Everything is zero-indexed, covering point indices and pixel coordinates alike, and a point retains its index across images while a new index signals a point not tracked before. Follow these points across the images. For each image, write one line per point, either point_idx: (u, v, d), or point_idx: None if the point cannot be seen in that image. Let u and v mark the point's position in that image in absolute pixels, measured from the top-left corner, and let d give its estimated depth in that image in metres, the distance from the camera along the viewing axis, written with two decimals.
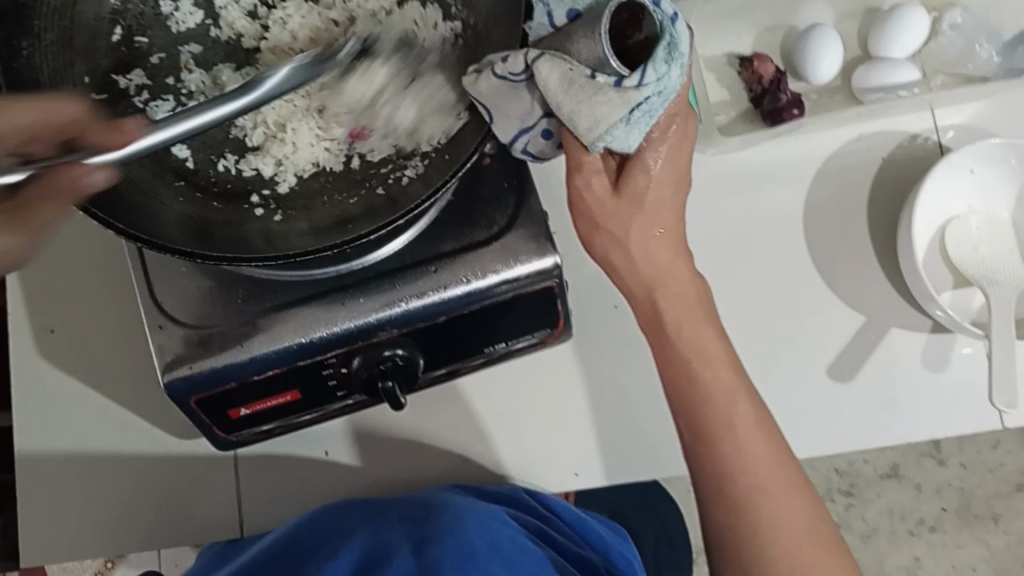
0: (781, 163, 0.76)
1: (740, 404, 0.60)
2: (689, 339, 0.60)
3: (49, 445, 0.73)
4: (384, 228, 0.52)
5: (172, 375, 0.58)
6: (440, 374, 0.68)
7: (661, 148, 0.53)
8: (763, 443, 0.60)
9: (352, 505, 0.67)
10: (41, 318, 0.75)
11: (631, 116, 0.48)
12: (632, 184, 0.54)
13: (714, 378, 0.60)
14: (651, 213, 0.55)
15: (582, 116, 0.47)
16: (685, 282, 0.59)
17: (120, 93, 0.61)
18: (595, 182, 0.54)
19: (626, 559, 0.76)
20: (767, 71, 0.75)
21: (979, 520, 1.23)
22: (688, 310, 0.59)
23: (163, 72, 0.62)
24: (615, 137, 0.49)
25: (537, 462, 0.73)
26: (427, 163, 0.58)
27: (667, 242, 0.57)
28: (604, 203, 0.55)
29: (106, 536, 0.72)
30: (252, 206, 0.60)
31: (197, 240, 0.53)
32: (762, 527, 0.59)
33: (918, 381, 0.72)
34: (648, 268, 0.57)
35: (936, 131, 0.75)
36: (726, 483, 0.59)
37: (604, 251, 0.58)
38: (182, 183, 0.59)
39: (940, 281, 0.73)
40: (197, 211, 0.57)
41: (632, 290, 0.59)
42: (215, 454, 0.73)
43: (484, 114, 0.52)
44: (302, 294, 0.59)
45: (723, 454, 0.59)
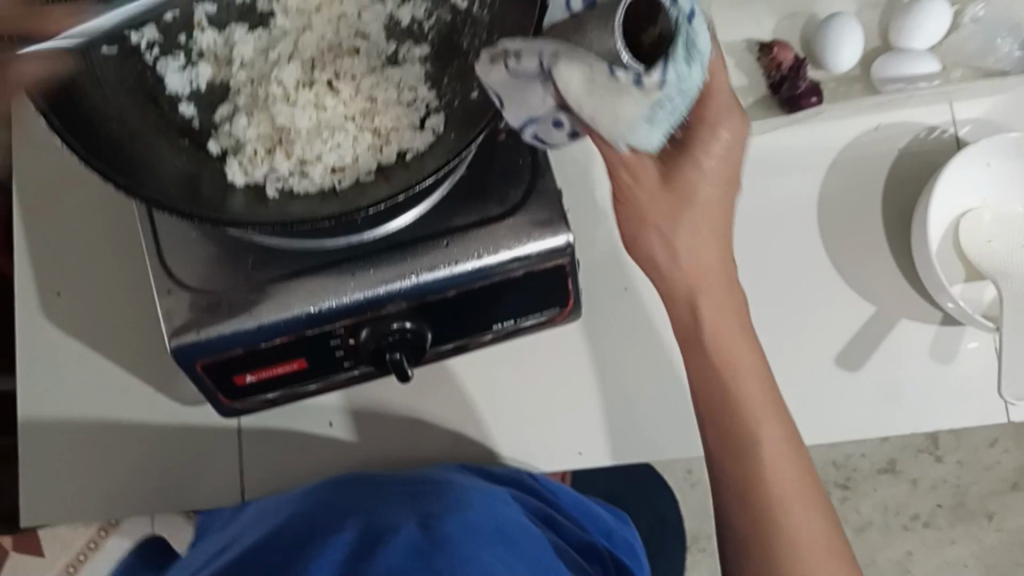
0: (794, 151, 0.75)
1: (770, 422, 0.60)
2: (725, 347, 0.59)
3: (52, 408, 0.73)
4: (382, 205, 0.52)
5: (180, 340, 0.58)
6: (447, 349, 0.68)
7: (712, 143, 0.51)
8: (789, 458, 0.60)
9: (356, 480, 0.67)
10: (48, 280, 0.75)
11: (653, 113, 0.46)
12: (683, 178, 0.52)
13: (750, 386, 0.59)
14: (702, 212, 0.54)
15: (603, 115, 0.46)
16: (725, 287, 0.58)
17: (129, 48, 0.60)
18: (645, 183, 0.52)
19: (627, 542, 0.79)
20: (786, 58, 0.74)
21: (972, 516, 1.23)
22: (727, 317, 0.58)
23: (175, 30, 0.61)
24: (637, 135, 0.48)
25: (540, 443, 0.73)
26: (433, 138, 0.58)
27: (712, 243, 0.56)
28: (653, 200, 0.53)
29: (107, 501, 0.73)
30: (231, 168, 0.57)
31: (191, 199, 0.54)
32: (785, 544, 0.59)
33: (926, 373, 0.72)
34: (691, 270, 0.56)
35: (952, 125, 0.75)
36: (750, 496, 0.60)
37: (646, 249, 0.56)
38: (185, 140, 0.59)
39: (952, 273, 0.73)
40: (198, 168, 0.57)
41: (671, 291, 0.58)
42: (218, 421, 0.73)
43: (494, 98, 0.51)
44: (316, 262, 0.59)
45: (752, 466, 0.59)
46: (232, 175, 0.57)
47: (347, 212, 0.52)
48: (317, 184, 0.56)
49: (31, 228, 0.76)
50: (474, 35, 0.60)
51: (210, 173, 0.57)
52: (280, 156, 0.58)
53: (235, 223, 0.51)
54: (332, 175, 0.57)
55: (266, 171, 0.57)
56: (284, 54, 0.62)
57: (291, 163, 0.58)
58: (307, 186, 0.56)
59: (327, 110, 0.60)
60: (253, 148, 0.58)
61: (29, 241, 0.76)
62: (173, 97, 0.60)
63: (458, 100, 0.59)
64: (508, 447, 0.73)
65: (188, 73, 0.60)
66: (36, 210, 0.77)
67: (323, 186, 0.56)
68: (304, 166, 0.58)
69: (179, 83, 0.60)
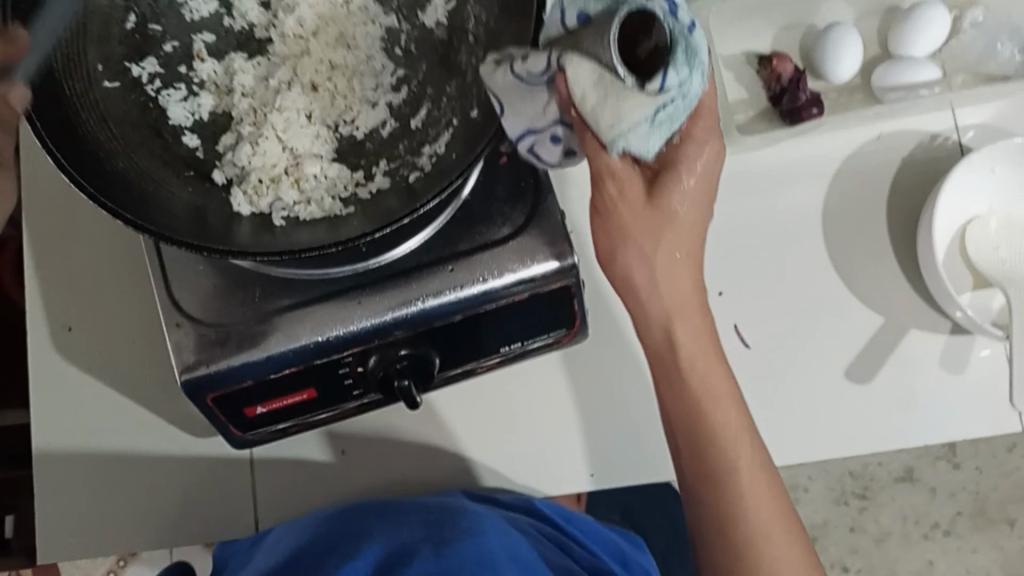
0: (799, 161, 0.75)
1: (743, 448, 0.61)
2: (704, 381, 0.59)
3: (65, 442, 0.73)
4: (388, 228, 0.52)
5: (189, 374, 0.58)
6: (455, 373, 0.67)
7: (699, 159, 0.51)
8: (779, 536, 0.61)
9: (359, 513, 0.66)
10: (58, 315, 0.75)
11: (656, 117, 0.46)
12: (667, 198, 0.52)
13: (738, 460, 0.60)
14: (681, 229, 0.54)
15: (604, 111, 0.45)
16: (701, 311, 0.58)
17: (132, 81, 0.60)
18: (628, 188, 0.51)
19: (641, 567, 0.77)
20: (786, 70, 0.75)
21: (993, 524, 1.22)
22: (704, 344, 0.58)
23: (176, 61, 0.62)
24: (635, 136, 0.47)
25: (551, 464, 0.73)
26: (434, 160, 0.57)
27: (689, 263, 0.56)
28: (635, 214, 0.53)
29: (121, 534, 0.72)
30: (235, 199, 0.57)
31: (201, 231, 0.53)
32: (760, 568, 0.60)
33: (937, 384, 0.71)
34: (671, 292, 0.56)
35: (956, 131, 0.75)
36: (724, 520, 0.61)
37: (625, 267, 0.55)
38: (191, 172, 0.58)
39: (960, 282, 0.72)
40: (205, 198, 0.57)
41: (649, 313, 0.57)
42: (230, 451, 0.73)
43: (496, 106, 0.51)
44: (320, 293, 0.59)
45: (718, 489, 0.61)
46: (237, 206, 0.57)
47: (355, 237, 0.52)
48: (322, 210, 0.57)
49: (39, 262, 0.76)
50: (472, 49, 0.60)
51: (216, 204, 0.57)
52: (284, 183, 0.58)
53: (245, 253, 0.51)
54: (338, 202, 0.57)
55: (272, 200, 0.57)
56: (284, 81, 0.62)
57: (293, 194, 0.58)
58: (314, 212, 0.57)
59: (327, 137, 0.61)
60: (258, 177, 0.58)
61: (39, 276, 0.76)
62: (177, 128, 0.60)
63: (458, 119, 0.58)
64: (519, 471, 0.73)
65: (189, 104, 0.61)
66: (43, 244, 0.77)
67: (329, 213, 0.56)
68: (308, 193, 0.58)
69: (181, 114, 0.61)
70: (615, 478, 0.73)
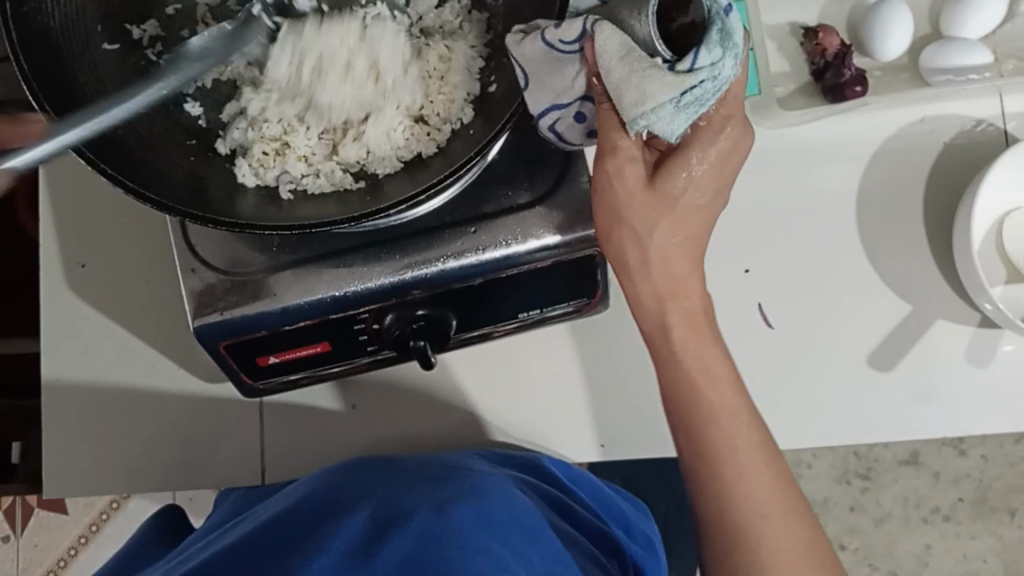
0: (837, 140, 0.73)
1: (742, 425, 0.58)
2: (699, 362, 0.57)
3: (76, 380, 0.73)
4: (406, 203, 0.51)
5: (202, 321, 0.57)
6: (472, 336, 0.67)
7: (710, 150, 0.49)
8: (781, 518, 0.57)
9: (366, 469, 0.64)
10: (73, 253, 0.75)
11: (682, 99, 0.43)
12: (670, 180, 0.49)
13: (735, 438, 0.57)
14: (680, 215, 0.51)
15: (628, 88, 0.43)
16: (695, 297, 0.55)
17: (132, 44, 0.58)
18: (628, 171, 0.49)
19: (645, 536, 0.77)
20: (832, 44, 0.72)
21: (994, 512, 1.21)
22: (695, 328, 0.56)
23: (178, 25, 0.60)
24: (658, 118, 0.44)
25: (562, 429, 0.72)
26: (450, 137, 0.56)
27: (687, 251, 0.53)
28: (636, 197, 0.50)
29: (128, 474, 0.73)
30: (241, 173, 0.56)
31: (198, 204, 0.52)
32: (761, 556, 0.57)
33: (960, 376, 0.70)
34: (664, 277, 0.53)
35: (1001, 118, 0.72)
36: (723, 505, 0.57)
37: (617, 245, 0.52)
38: (193, 142, 0.57)
39: (993, 274, 0.70)
40: (206, 167, 0.56)
41: (639, 296, 0.55)
42: (240, 400, 0.73)
43: (520, 78, 0.49)
44: (319, 257, 0.58)
45: (715, 469, 0.57)
46: (242, 177, 0.56)
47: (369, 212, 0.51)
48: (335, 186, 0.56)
49: (55, 198, 0.76)
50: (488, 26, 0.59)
51: (217, 176, 0.56)
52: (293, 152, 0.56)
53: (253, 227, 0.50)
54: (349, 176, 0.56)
55: (279, 172, 0.56)
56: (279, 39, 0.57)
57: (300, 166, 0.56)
58: (324, 186, 0.55)
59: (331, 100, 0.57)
60: (262, 150, 0.56)
61: (55, 212, 0.75)
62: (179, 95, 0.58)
63: (474, 92, 0.57)
64: (529, 435, 0.72)
65: None
66: (58, 179, 0.76)
67: (341, 185, 0.56)
68: (318, 165, 0.57)
69: None
70: (625, 449, 0.72)
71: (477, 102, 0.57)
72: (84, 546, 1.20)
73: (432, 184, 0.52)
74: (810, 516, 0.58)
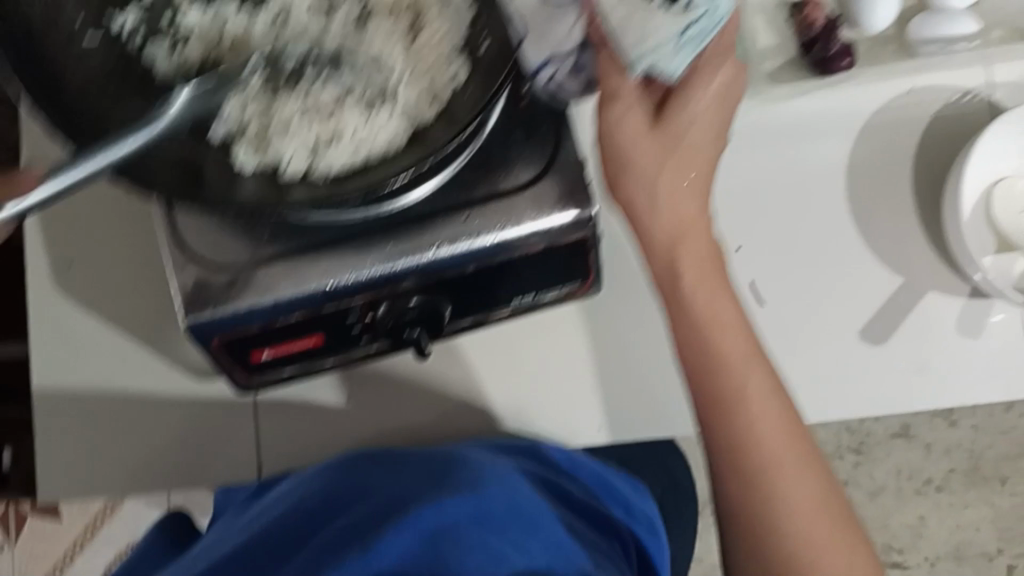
0: (825, 114, 0.73)
1: (755, 372, 0.57)
2: (710, 308, 0.57)
3: (65, 383, 0.72)
4: (412, 169, 0.51)
5: (194, 318, 0.56)
6: (466, 324, 0.66)
7: (711, 82, 0.51)
8: (795, 465, 0.57)
9: (372, 464, 0.64)
10: (57, 252, 0.74)
11: (682, 37, 0.47)
12: (673, 121, 0.52)
13: (749, 385, 0.57)
14: (686, 157, 0.53)
15: (630, 30, 0.47)
16: (704, 242, 0.56)
17: (113, 36, 0.58)
18: (632, 117, 0.52)
19: (647, 516, 0.78)
20: (819, 17, 0.70)
21: (987, 481, 1.22)
22: (709, 271, 0.56)
23: (159, 11, 0.59)
24: (659, 58, 0.48)
25: (558, 416, 0.72)
26: (449, 101, 0.55)
27: (695, 193, 0.55)
28: (643, 142, 0.52)
29: (124, 474, 0.72)
30: (241, 156, 0.55)
31: (195, 187, 0.51)
32: (776, 502, 0.57)
33: (952, 348, 0.70)
34: (673, 221, 0.55)
35: (986, 88, 0.72)
36: (740, 453, 0.57)
37: (627, 193, 0.55)
38: (186, 128, 0.56)
39: (984, 244, 0.70)
40: (200, 151, 0.55)
41: (650, 242, 0.56)
42: (233, 397, 0.72)
43: (521, 29, 0.52)
44: (322, 243, 0.57)
45: (726, 418, 0.57)
46: (243, 161, 0.55)
47: (379, 182, 0.51)
48: (351, 163, 0.54)
49: None
50: None
51: (214, 160, 0.54)
52: (298, 132, 0.55)
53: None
54: (357, 153, 0.54)
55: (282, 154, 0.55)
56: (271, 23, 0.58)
57: (309, 146, 0.55)
58: (334, 165, 0.54)
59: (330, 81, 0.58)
60: (258, 129, 0.55)
61: (36, 213, 0.74)
62: (165, 81, 0.58)
63: (472, 54, 0.56)
64: (526, 423, 0.72)
65: (176, 54, 0.58)
66: None
67: (357, 164, 0.54)
68: (323, 140, 0.55)
69: (168, 66, 0.58)
70: (625, 431, 0.71)
71: (473, 65, 0.56)
72: (78, 547, 1.20)
73: (435, 150, 0.52)
74: (819, 461, 0.59)
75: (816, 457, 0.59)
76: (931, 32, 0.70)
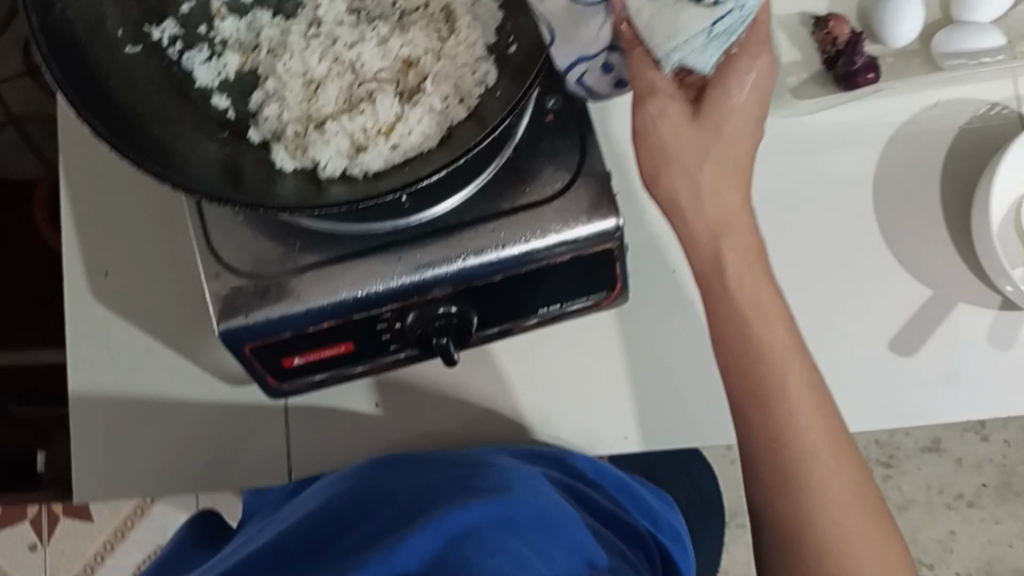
0: (850, 126, 0.74)
1: (796, 366, 0.56)
2: (752, 300, 0.56)
3: (102, 387, 0.74)
4: (445, 169, 0.51)
5: (228, 324, 0.58)
6: (493, 333, 0.67)
7: (749, 74, 0.50)
8: (832, 459, 0.55)
9: (401, 468, 0.65)
10: (96, 261, 0.76)
11: (713, 30, 0.46)
12: (713, 112, 0.51)
13: (788, 378, 0.56)
14: (726, 147, 0.52)
15: (660, 24, 0.46)
16: (748, 232, 0.55)
17: (152, 46, 0.59)
18: (671, 109, 0.51)
19: (672, 528, 0.78)
20: (842, 32, 0.72)
21: (1019, 497, 1.21)
22: (750, 265, 0.56)
23: (195, 21, 0.62)
24: (690, 52, 0.46)
25: (585, 424, 0.72)
26: (478, 104, 0.57)
27: (736, 184, 0.54)
28: (683, 134, 0.51)
29: (156, 479, 0.73)
30: (281, 159, 0.57)
31: (234, 187, 0.53)
32: (808, 498, 0.55)
33: (982, 359, 0.70)
34: (715, 212, 0.54)
35: (1015, 100, 0.72)
36: (774, 445, 0.56)
37: (667, 186, 0.54)
38: (226, 133, 0.58)
39: (1012, 256, 0.70)
40: (240, 155, 0.57)
41: (690, 234, 0.55)
42: (265, 402, 0.74)
43: (545, 35, 0.51)
44: (357, 247, 0.59)
45: (765, 409, 0.56)
46: (281, 162, 0.57)
47: (410, 183, 0.51)
48: (387, 160, 0.56)
49: (78, 210, 0.77)
50: None
51: (255, 161, 0.57)
52: (335, 132, 0.58)
53: (302, 209, 0.50)
54: (393, 151, 0.56)
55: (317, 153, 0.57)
56: (302, 33, 0.62)
57: (345, 148, 0.57)
58: (371, 163, 0.56)
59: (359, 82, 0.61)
60: (294, 130, 0.59)
61: (78, 223, 0.76)
62: (205, 90, 0.60)
63: (499, 56, 0.58)
64: (551, 431, 0.73)
65: (215, 64, 0.61)
66: (81, 193, 0.77)
67: (392, 163, 0.55)
68: (360, 139, 0.57)
69: (207, 75, 0.61)
70: (652, 440, 0.72)
71: (499, 64, 0.58)
72: (111, 551, 1.22)
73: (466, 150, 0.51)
74: (859, 461, 0.57)
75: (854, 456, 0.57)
76: (961, 46, 0.71)
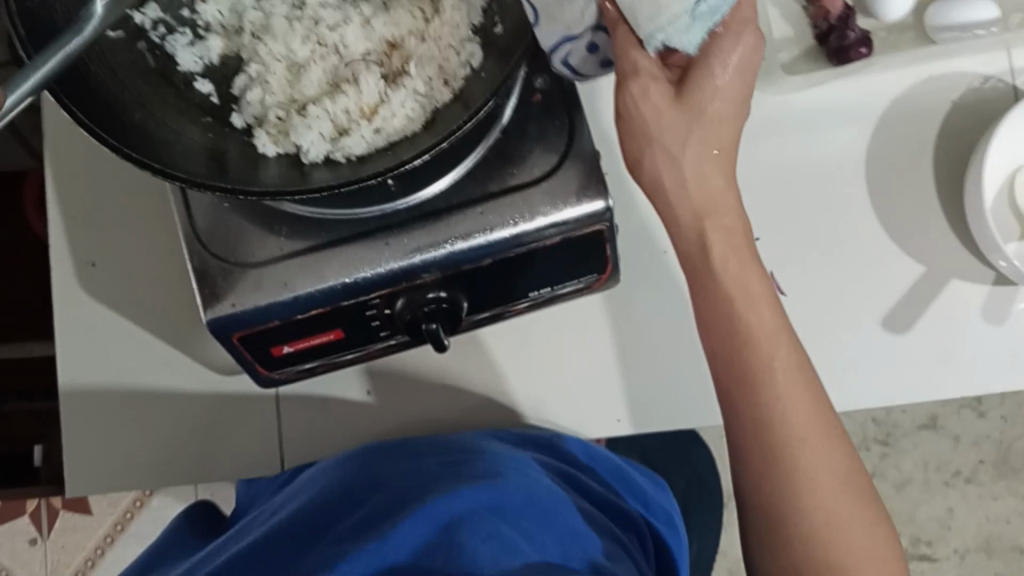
0: (843, 103, 0.72)
1: (782, 350, 0.55)
2: (738, 283, 0.55)
3: (92, 379, 0.73)
4: (428, 153, 0.50)
5: (214, 313, 0.57)
6: (484, 317, 0.67)
7: (732, 53, 0.49)
8: (820, 442, 0.55)
9: (388, 458, 0.65)
10: (83, 252, 0.75)
11: (697, 9, 0.45)
12: (696, 93, 0.50)
13: (775, 361, 0.55)
14: (710, 128, 0.51)
15: (643, 5, 0.45)
16: (733, 213, 0.54)
17: (135, 30, 0.58)
18: (654, 91, 0.50)
19: (667, 512, 0.77)
20: (834, 7, 0.71)
21: (1017, 473, 1.20)
22: (737, 247, 0.55)
23: (177, 2, 0.60)
24: (674, 32, 0.46)
25: (579, 407, 0.72)
26: (464, 85, 0.56)
27: (721, 164, 0.53)
28: (665, 115, 0.51)
29: (149, 469, 0.73)
30: (263, 144, 0.56)
31: (217, 174, 0.52)
32: (798, 483, 0.54)
33: (977, 336, 0.69)
34: (701, 193, 0.53)
35: (1007, 74, 0.72)
36: (761, 430, 0.55)
37: (651, 167, 0.53)
38: (208, 119, 0.58)
39: (1007, 231, 0.70)
40: (223, 141, 0.57)
41: (676, 215, 0.54)
42: (256, 392, 0.73)
43: (529, 13, 0.50)
44: (341, 233, 0.58)
45: (752, 394, 0.55)
46: (264, 147, 0.56)
47: (393, 168, 0.50)
48: (371, 145, 0.55)
49: (63, 201, 0.76)
50: None
51: (237, 147, 0.56)
52: (317, 116, 0.57)
53: (284, 195, 0.49)
54: (375, 135, 0.56)
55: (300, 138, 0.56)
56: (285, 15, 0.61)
57: (329, 133, 0.56)
58: (353, 149, 0.55)
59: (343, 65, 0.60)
60: (278, 115, 0.57)
61: (62, 214, 0.75)
62: (187, 74, 0.59)
63: (484, 36, 0.57)
64: (545, 416, 0.72)
65: (197, 48, 0.60)
66: (65, 184, 0.76)
67: (375, 147, 0.55)
68: (342, 123, 0.57)
69: (189, 59, 0.59)
70: (645, 423, 0.71)
71: (484, 44, 0.57)
72: (110, 544, 1.22)
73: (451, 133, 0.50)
74: (846, 443, 0.56)
75: (841, 439, 0.56)
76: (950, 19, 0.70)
